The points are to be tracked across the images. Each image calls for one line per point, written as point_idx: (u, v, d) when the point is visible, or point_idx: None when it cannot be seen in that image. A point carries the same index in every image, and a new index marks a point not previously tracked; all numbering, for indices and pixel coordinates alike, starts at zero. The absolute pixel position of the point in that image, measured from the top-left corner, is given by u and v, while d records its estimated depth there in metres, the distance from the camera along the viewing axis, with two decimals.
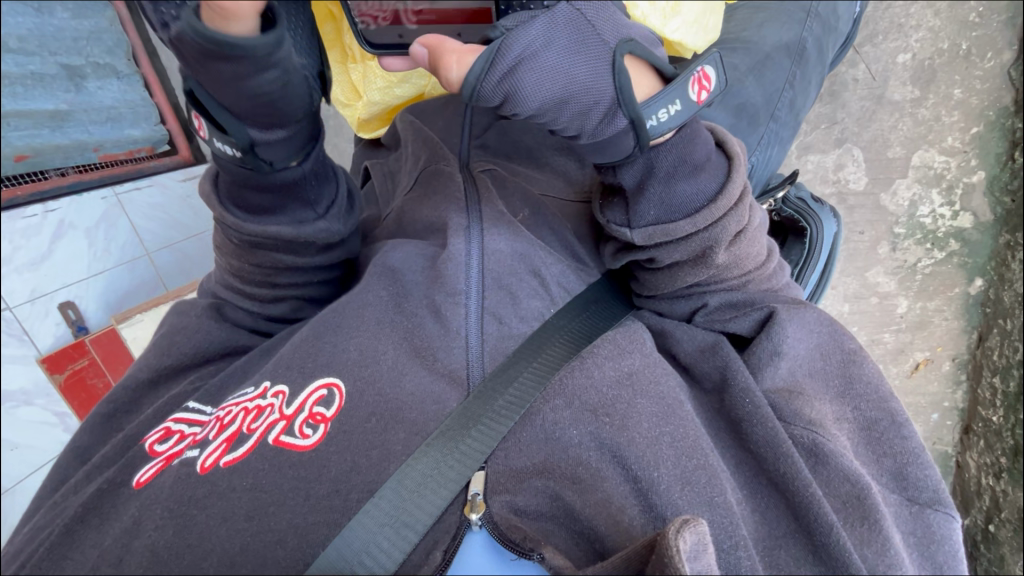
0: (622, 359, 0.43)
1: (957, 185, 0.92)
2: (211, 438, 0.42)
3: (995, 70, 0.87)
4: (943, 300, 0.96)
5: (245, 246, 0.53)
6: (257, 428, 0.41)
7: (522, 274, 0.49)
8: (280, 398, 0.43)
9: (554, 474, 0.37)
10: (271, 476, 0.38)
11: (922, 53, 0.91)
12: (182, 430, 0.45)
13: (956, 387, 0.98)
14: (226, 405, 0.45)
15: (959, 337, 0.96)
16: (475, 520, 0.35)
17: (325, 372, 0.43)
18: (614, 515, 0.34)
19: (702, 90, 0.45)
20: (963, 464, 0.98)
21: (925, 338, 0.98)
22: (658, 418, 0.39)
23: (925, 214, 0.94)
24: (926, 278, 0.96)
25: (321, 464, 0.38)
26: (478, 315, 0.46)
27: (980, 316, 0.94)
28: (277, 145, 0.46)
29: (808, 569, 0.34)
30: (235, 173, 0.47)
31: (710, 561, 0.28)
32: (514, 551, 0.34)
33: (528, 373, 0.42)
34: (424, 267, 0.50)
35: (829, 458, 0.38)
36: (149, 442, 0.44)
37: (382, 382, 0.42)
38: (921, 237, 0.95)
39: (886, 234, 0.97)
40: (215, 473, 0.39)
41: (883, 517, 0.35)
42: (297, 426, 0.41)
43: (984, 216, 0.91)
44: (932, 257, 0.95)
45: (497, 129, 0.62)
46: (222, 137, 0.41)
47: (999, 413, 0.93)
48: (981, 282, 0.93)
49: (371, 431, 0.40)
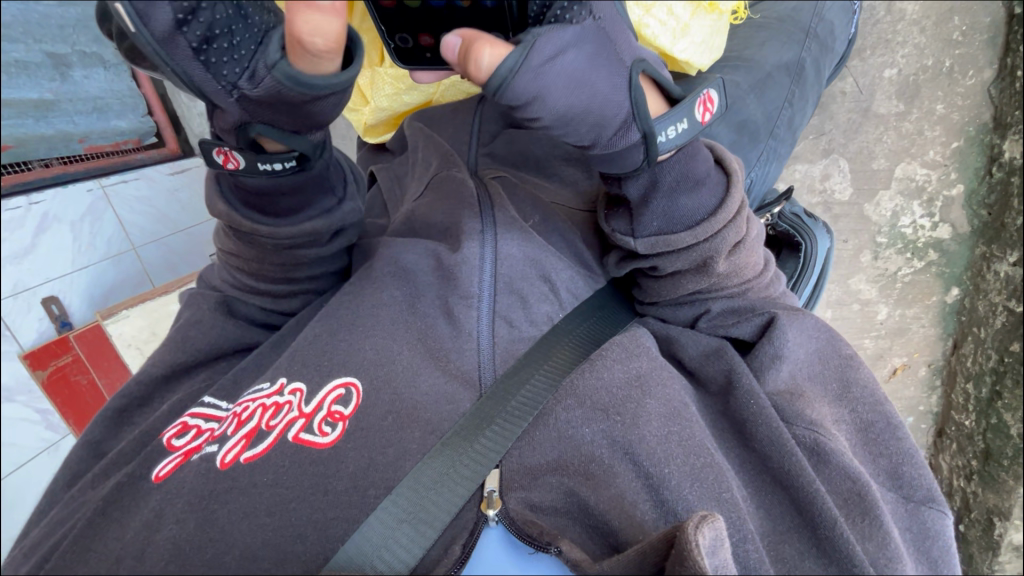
0: (630, 362, 0.44)
1: (937, 198, 0.95)
2: (229, 434, 0.42)
3: (976, 88, 0.90)
4: (921, 308, 1.00)
5: (272, 248, 0.54)
6: (277, 425, 0.42)
7: (534, 276, 0.50)
8: (297, 395, 0.43)
9: (568, 472, 0.37)
10: (291, 470, 0.38)
11: (908, 69, 0.94)
12: (199, 424, 0.45)
13: (930, 392, 1.02)
14: (242, 401, 0.45)
15: (935, 344, 1.00)
16: (493, 515, 0.35)
17: (343, 370, 0.44)
18: (627, 511, 0.35)
19: (706, 110, 0.47)
20: (936, 466, 1.02)
21: (903, 344, 1.02)
22: (665, 416, 0.40)
23: (907, 224, 0.98)
24: (905, 286, 1.00)
25: (339, 461, 0.38)
26: (491, 317, 0.47)
27: (956, 324, 0.98)
28: (314, 146, 0.48)
29: (813, 562, 0.36)
30: (272, 184, 0.49)
31: (726, 557, 0.28)
32: (531, 545, 0.34)
33: (539, 374, 0.43)
34: (438, 268, 0.50)
35: (830, 456, 0.39)
36: (167, 437, 0.44)
37: (399, 382, 0.42)
38: (902, 247, 0.99)
39: (869, 243, 1.00)
40: (236, 469, 0.39)
41: (883, 512, 0.37)
42: (316, 424, 0.41)
43: (962, 228, 0.95)
44: (912, 266, 0.99)
45: (505, 137, 0.63)
46: (267, 158, 0.46)
47: (971, 417, 0.96)
48: (957, 291, 0.97)
49: (386, 429, 0.40)
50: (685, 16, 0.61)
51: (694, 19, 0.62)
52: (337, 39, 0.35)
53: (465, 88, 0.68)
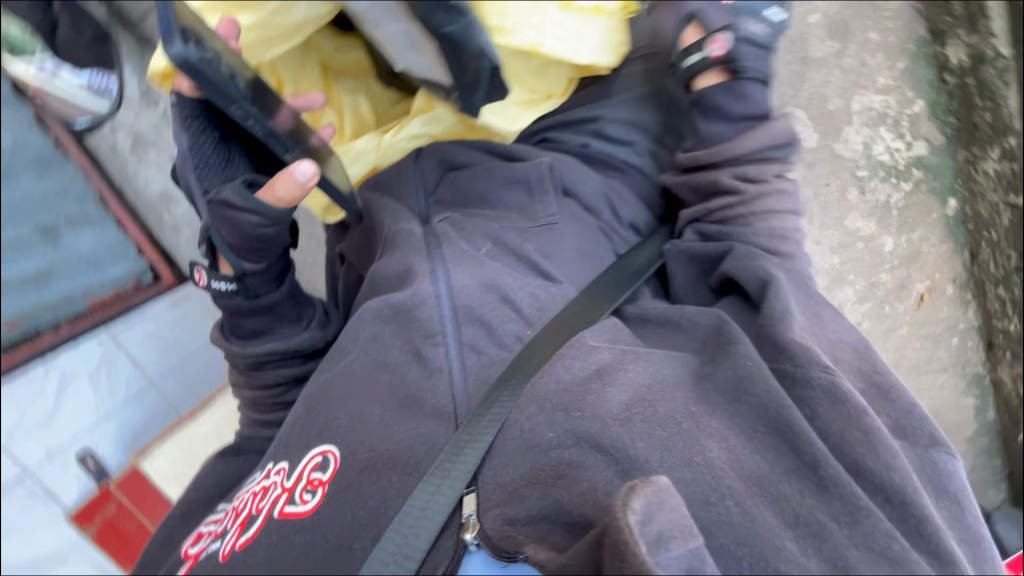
0: (590, 356, 0.44)
1: (901, 119, 0.95)
2: (228, 527, 0.44)
3: (901, 9, 0.95)
4: (926, 228, 0.93)
5: (248, 367, 0.60)
6: (262, 507, 0.44)
7: (493, 301, 0.50)
8: (280, 473, 0.45)
9: (542, 480, 0.38)
10: (284, 545, 0.40)
11: (831, 11, 0.98)
12: (208, 528, 0.48)
13: (966, 307, 0.92)
14: (238, 495, 0.48)
15: (953, 260, 0.92)
16: (471, 540, 0.38)
17: (322, 439, 0.45)
18: (598, 501, 0.36)
19: (719, 45, 0.57)
20: (1000, 382, 0.90)
21: (921, 269, 0.93)
22: (636, 396, 0.40)
23: (882, 151, 0.96)
24: (902, 211, 0.95)
25: (323, 525, 0.40)
26: (456, 347, 0.47)
27: (966, 233, 0.92)
28: (259, 275, 0.57)
29: (813, 498, 0.34)
30: (234, 305, 0.58)
31: (666, 522, 0.29)
32: (504, 559, 0.38)
33: (504, 389, 0.42)
34: (399, 316, 0.51)
35: (842, 399, 0.37)
36: (183, 548, 0.47)
37: (380, 434, 0.43)
38: (884, 174, 0.95)
39: (852, 180, 0.97)
40: (232, 558, 0.41)
41: (887, 439, 0.35)
42: (297, 495, 0.43)
43: (937, 139, 0.93)
44: (902, 190, 0.94)
45: (447, 180, 0.64)
46: (216, 276, 0.55)
47: (1016, 321, 0.87)
48: (955, 202, 0.93)
49: (366, 484, 0.41)
50: (574, 27, 0.62)
51: (584, 24, 0.63)
52: (291, 197, 0.52)
53: (401, 147, 0.71)
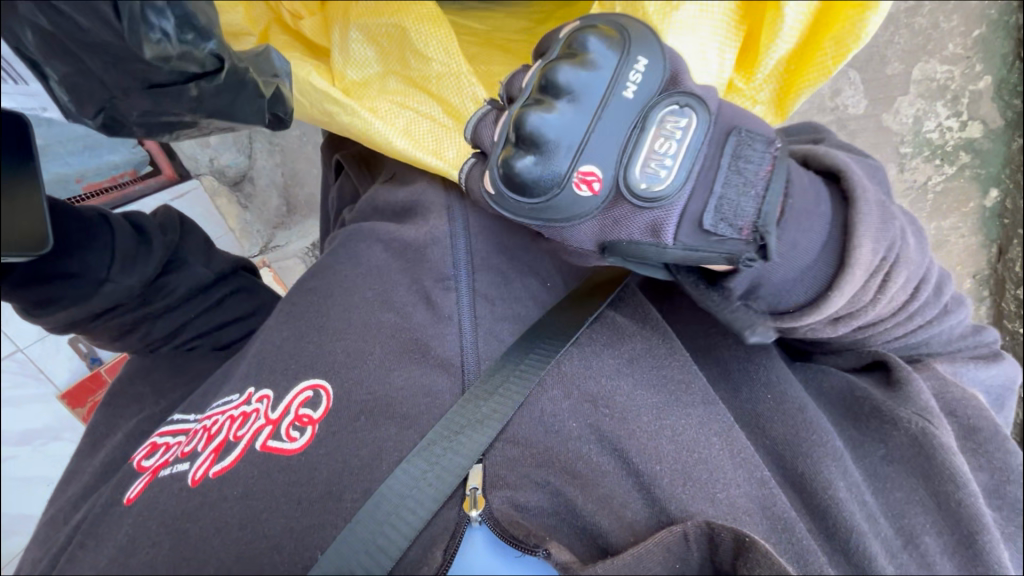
0: (621, 340, 0.40)
1: (963, 95, 0.73)
2: (199, 451, 0.34)
3: None
4: (958, 219, 0.78)
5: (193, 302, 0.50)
6: (244, 435, 0.34)
7: (509, 249, 0.43)
8: (264, 402, 0.35)
9: (554, 468, 0.34)
10: (262, 483, 0.31)
11: None
12: (168, 441, 0.36)
13: (977, 304, 0.82)
14: (208, 413, 0.37)
15: (978, 253, 0.80)
16: (475, 516, 0.31)
17: (310, 371, 0.36)
18: (617, 511, 0.32)
19: None
20: None
21: (942, 258, 0.81)
22: (714, 412, 0.36)
23: (932, 128, 0.75)
24: (938, 197, 0.78)
25: (312, 469, 0.31)
26: (468, 298, 0.39)
27: (999, 230, 0.78)
28: None
29: (805, 518, 0.34)
30: None
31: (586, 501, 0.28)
32: (518, 548, 0.30)
33: (545, 343, 0.37)
34: (405, 256, 0.42)
35: (935, 452, 0.34)
36: (137, 460, 0.36)
37: (399, 315, 0.38)
38: (929, 155, 0.77)
39: (892, 156, 0.77)
40: (206, 485, 0.32)
41: (993, 546, 0.31)
42: (283, 429, 0.33)
43: (994, 123, 0.74)
44: (943, 174, 0.77)
45: None
46: None
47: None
48: (996, 193, 0.77)
49: (359, 431, 0.32)
50: None
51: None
52: None
53: None
